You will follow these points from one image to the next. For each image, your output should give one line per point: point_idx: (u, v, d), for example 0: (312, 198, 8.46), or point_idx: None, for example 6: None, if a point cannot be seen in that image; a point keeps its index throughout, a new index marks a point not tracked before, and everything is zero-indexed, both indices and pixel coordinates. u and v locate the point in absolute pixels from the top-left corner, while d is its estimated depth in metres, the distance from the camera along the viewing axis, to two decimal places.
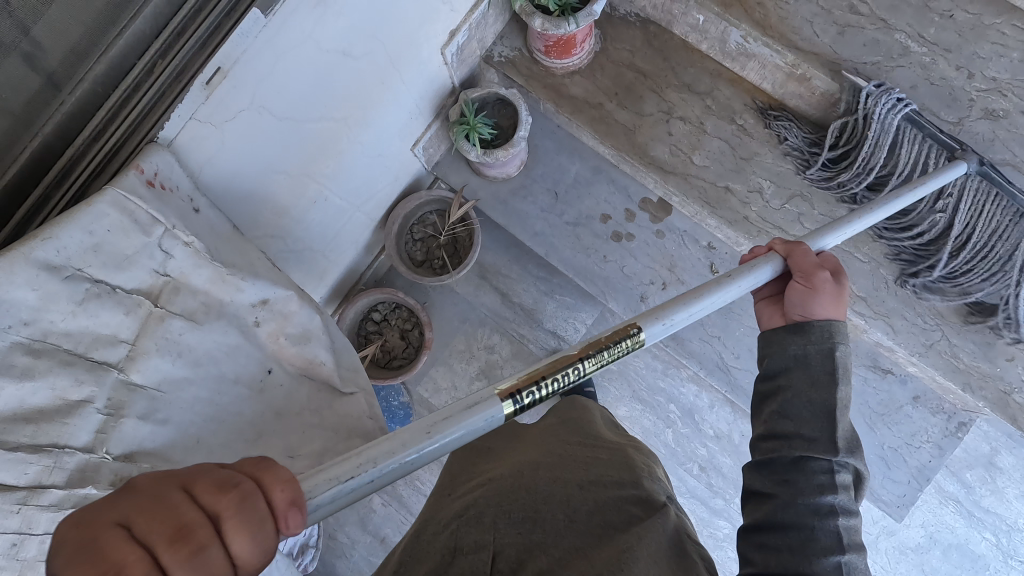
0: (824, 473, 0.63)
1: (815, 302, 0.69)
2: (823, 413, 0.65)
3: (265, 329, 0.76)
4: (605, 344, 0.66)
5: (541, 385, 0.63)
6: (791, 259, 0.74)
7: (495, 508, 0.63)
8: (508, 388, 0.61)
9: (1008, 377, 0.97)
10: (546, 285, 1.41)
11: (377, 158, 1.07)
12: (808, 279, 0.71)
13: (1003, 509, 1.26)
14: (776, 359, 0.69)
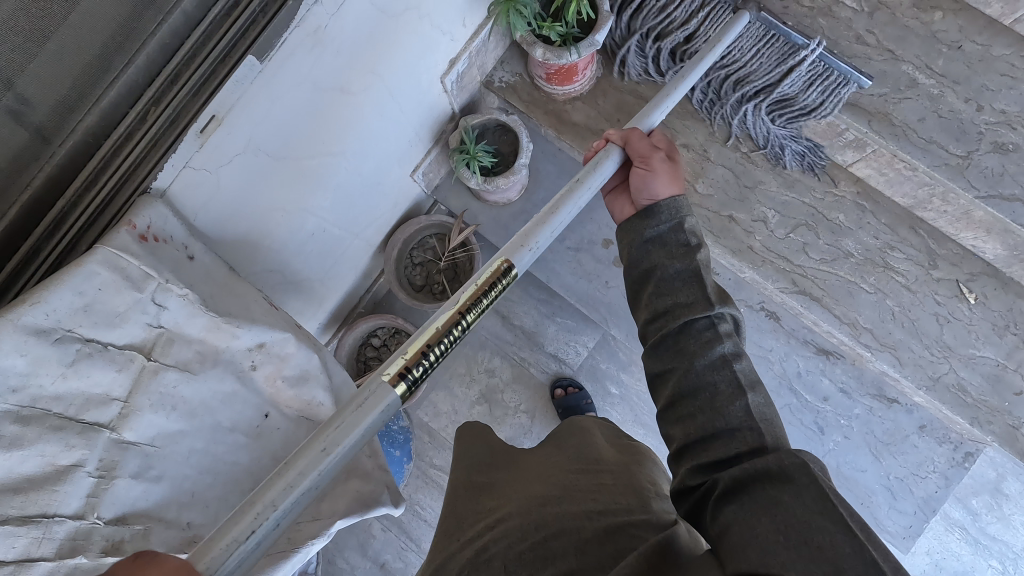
0: (708, 329, 0.63)
1: (655, 181, 0.71)
2: (698, 293, 0.65)
3: (263, 372, 0.75)
4: (481, 291, 0.58)
5: (429, 356, 0.55)
6: (629, 145, 0.73)
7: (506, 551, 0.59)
8: (396, 370, 0.54)
9: (1016, 412, 0.96)
10: (547, 307, 1.39)
11: (376, 186, 1.06)
12: (645, 162, 0.72)
13: (1010, 536, 1.25)
14: (635, 248, 0.71)
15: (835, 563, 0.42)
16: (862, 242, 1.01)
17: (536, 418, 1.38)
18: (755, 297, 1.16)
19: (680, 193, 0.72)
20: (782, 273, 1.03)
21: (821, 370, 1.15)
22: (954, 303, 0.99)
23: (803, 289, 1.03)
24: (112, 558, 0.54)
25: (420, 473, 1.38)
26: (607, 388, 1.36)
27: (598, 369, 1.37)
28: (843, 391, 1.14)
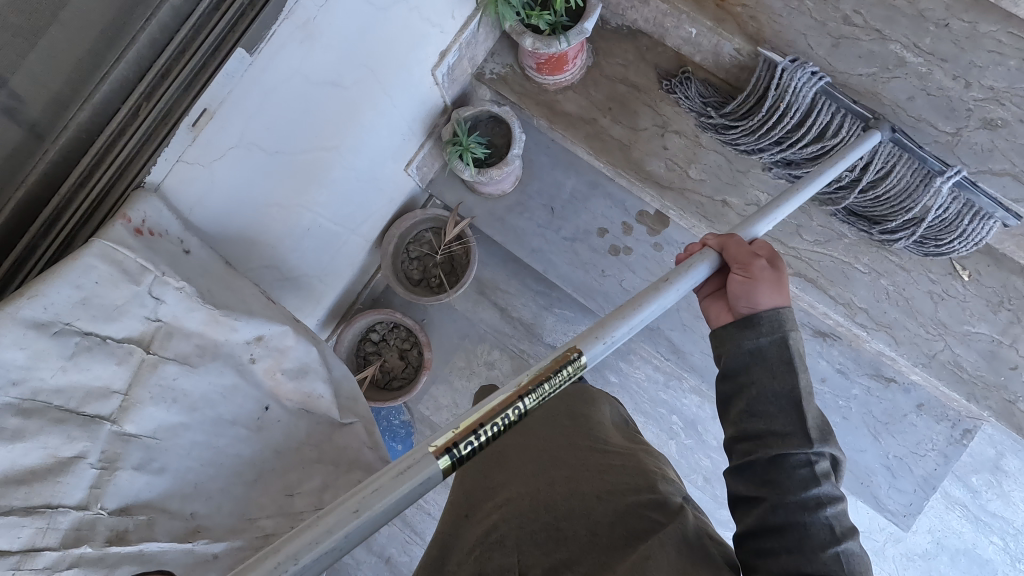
0: (805, 467, 0.59)
1: (757, 291, 0.66)
2: (788, 401, 0.62)
3: (262, 365, 0.75)
4: (544, 376, 0.56)
5: (479, 435, 0.52)
6: (725, 250, 0.69)
7: (516, 528, 0.60)
8: (442, 442, 0.51)
9: (1012, 387, 0.97)
10: (544, 299, 1.40)
11: (371, 182, 1.06)
12: (746, 270, 0.67)
13: (1011, 513, 1.26)
14: (733, 358, 0.66)
15: None
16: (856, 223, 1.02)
17: None
18: None
19: (785, 305, 0.66)
20: (776, 256, 1.04)
21: (818, 352, 1.16)
22: (948, 280, 1.00)
23: (798, 271, 1.03)
24: (116, 547, 0.54)
25: None
26: (607, 377, 1.37)
27: (597, 358, 1.37)
28: (840, 371, 1.15)
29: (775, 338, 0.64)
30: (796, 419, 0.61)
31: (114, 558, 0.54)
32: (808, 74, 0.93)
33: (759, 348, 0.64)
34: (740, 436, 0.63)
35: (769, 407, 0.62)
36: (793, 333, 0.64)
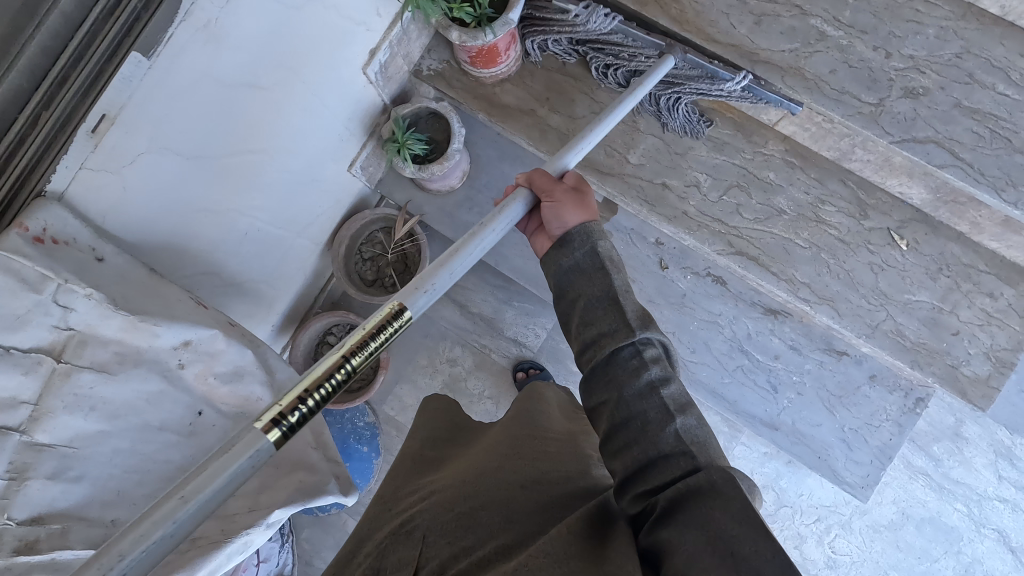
0: (633, 357, 0.65)
1: (562, 214, 0.73)
2: (611, 304, 0.69)
3: (193, 371, 0.75)
4: (370, 332, 0.54)
5: (311, 400, 0.50)
6: (532, 184, 0.74)
7: (432, 519, 0.59)
8: (269, 417, 0.48)
9: (955, 352, 0.97)
10: (503, 293, 1.40)
11: (312, 185, 1.06)
12: (551, 195, 0.73)
13: (973, 479, 1.27)
14: (559, 279, 0.74)
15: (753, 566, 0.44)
16: (794, 198, 1.03)
17: (501, 404, 1.39)
18: (701, 264, 1.18)
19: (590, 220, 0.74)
20: (718, 236, 1.04)
21: (770, 330, 1.16)
22: (887, 250, 1.00)
23: (739, 250, 1.03)
24: (25, 556, 0.54)
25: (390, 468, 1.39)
26: (569, 367, 1.37)
27: (559, 349, 1.38)
28: (792, 348, 1.15)
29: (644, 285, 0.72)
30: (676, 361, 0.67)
31: (22, 566, 0.54)
32: (603, 16, 0.97)
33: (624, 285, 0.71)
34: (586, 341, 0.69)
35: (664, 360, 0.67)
36: (598, 238, 0.73)
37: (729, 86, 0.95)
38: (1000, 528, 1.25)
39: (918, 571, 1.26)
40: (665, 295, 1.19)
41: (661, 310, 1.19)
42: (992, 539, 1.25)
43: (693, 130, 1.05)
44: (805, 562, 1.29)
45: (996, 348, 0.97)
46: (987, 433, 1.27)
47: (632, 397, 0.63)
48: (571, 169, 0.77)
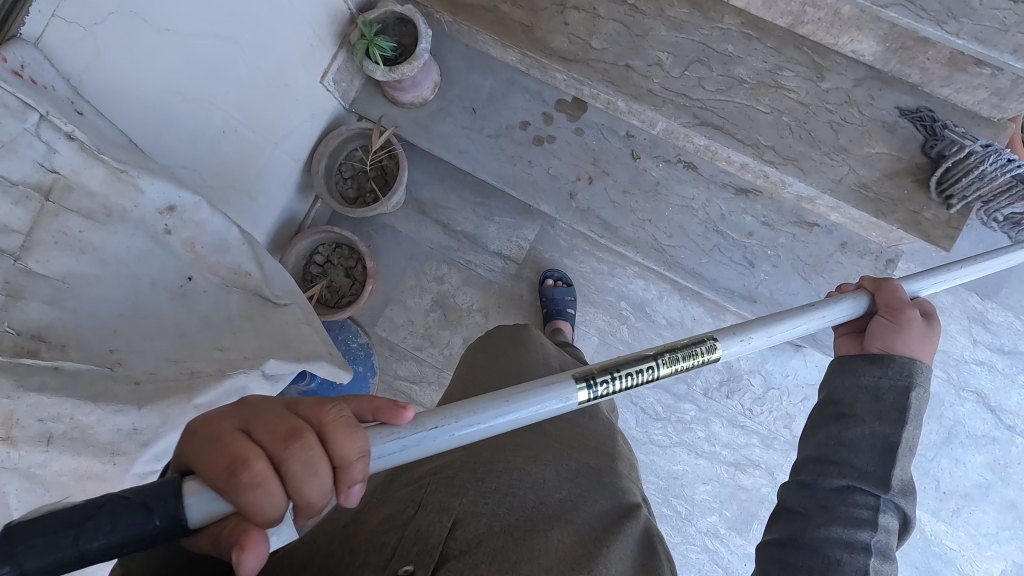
0: (865, 508, 0.63)
1: (900, 337, 0.71)
2: (881, 453, 0.66)
3: (179, 236, 0.78)
4: (685, 349, 0.70)
5: (613, 378, 0.65)
6: (878, 295, 0.77)
7: (472, 482, 0.65)
8: (581, 373, 0.64)
9: (916, 198, 1.02)
10: (484, 209, 1.43)
11: (284, 90, 1.08)
12: (894, 314, 0.73)
13: (949, 346, 1.32)
14: (842, 385, 0.72)
15: None
16: (753, 67, 1.06)
17: (491, 317, 1.42)
18: (671, 152, 1.22)
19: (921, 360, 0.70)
20: (683, 110, 1.08)
21: (743, 209, 1.19)
22: (845, 108, 1.04)
23: (704, 121, 1.07)
24: (27, 359, 0.58)
25: (387, 387, 1.42)
26: (553, 275, 1.41)
27: (543, 259, 1.41)
28: (765, 224, 1.19)
29: (897, 384, 0.68)
30: (879, 462, 0.66)
31: (23, 367, 0.57)
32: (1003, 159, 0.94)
33: (874, 386, 0.69)
34: (813, 470, 0.68)
35: (861, 445, 0.67)
36: (918, 385, 0.68)
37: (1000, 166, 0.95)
38: (978, 390, 1.30)
39: None
40: (639, 185, 1.22)
41: (637, 200, 1.22)
42: (971, 401, 1.30)
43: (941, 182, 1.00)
44: (794, 440, 1.33)
45: None
46: (960, 301, 1.32)
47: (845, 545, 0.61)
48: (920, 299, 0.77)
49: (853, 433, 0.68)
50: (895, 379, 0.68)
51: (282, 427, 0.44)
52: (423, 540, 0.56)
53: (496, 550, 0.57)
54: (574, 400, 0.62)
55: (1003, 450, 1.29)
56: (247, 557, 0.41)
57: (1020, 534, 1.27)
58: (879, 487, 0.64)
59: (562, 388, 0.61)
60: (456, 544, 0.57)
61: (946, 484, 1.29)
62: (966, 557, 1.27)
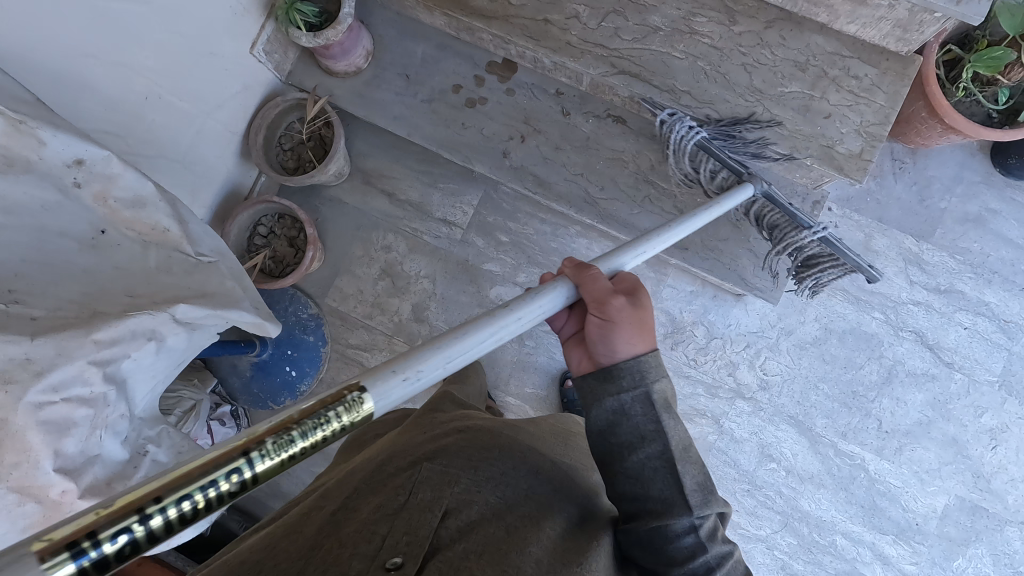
0: (687, 533, 0.66)
1: (618, 338, 0.72)
2: (669, 471, 0.69)
3: (90, 190, 0.80)
4: (322, 407, 0.45)
5: (221, 479, 0.40)
6: (583, 287, 0.74)
7: (466, 470, 0.65)
8: (145, 492, 0.37)
9: (828, 133, 1.04)
10: (428, 177, 1.45)
11: (209, 58, 1.10)
12: (602, 310, 0.73)
13: (886, 288, 1.34)
14: (603, 411, 0.72)
15: None
16: (667, 15, 1.07)
17: (438, 282, 1.43)
18: (601, 108, 1.24)
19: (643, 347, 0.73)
20: (601, 60, 1.10)
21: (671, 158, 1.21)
22: (758, 50, 1.06)
23: (622, 70, 1.09)
24: None
25: (339, 356, 1.44)
26: (498, 238, 1.43)
27: (487, 223, 1.43)
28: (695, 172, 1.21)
29: (638, 394, 0.71)
30: (673, 482, 0.68)
31: None
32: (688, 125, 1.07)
33: (630, 410, 0.71)
34: (628, 514, 0.70)
35: (645, 471, 0.70)
36: (655, 383, 0.72)
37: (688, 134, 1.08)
38: (916, 330, 1.33)
39: (844, 380, 1.33)
40: (571, 141, 1.24)
41: (569, 155, 1.25)
42: (910, 341, 1.33)
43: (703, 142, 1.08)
44: (738, 387, 1.35)
45: (866, 125, 1.03)
46: (894, 244, 1.35)
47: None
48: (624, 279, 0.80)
49: (632, 462, 0.70)
50: (632, 387, 0.72)
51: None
52: (413, 528, 0.55)
53: (488, 540, 0.57)
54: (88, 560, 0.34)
55: (942, 387, 1.31)
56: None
57: (961, 468, 1.29)
58: (686, 510, 0.67)
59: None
60: (447, 532, 0.56)
61: (888, 423, 1.31)
62: (909, 494, 1.30)
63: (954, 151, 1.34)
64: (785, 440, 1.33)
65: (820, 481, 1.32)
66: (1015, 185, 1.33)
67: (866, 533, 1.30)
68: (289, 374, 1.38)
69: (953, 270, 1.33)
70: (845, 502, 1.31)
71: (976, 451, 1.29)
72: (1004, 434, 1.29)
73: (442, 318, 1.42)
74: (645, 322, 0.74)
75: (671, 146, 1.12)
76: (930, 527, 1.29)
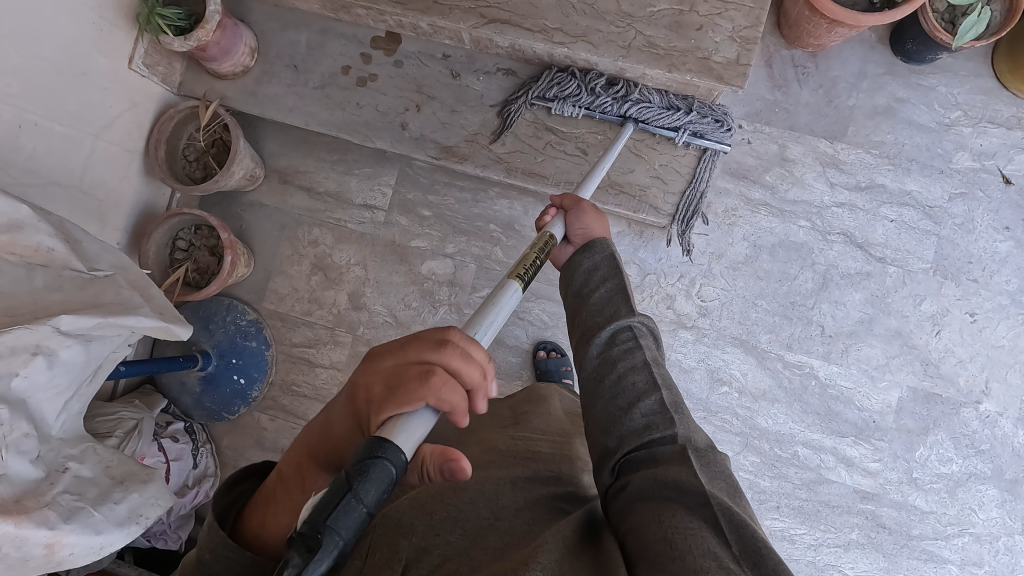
0: (630, 338, 0.83)
1: (585, 217, 0.94)
2: (621, 300, 0.88)
3: None
4: (539, 244, 0.89)
5: (529, 268, 0.84)
6: (564, 197, 0.98)
7: (421, 518, 0.67)
8: (513, 272, 0.81)
9: (704, 45, 1.04)
10: (342, 165, 1.45)
11: (82, 78, 1.10)
12: (577, 205, 0.96)
13: (808, 194, 1.34)
14: (575, 277, 0.93)
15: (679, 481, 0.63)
16: None
17: (370, 267, 1.43)
18: (490, 63, 1.24)
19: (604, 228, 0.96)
20: (470, 12, 1.09)
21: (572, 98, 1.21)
22: None
23: (492, 18, 1.09)
24: None
25: (285, 357, 1.44)
26: (420, 214, 1.43)
27: (408, 200, 1.43)
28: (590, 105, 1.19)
29: (605, 257, 0.92)
30: (621, 303, 0.87)
31: None
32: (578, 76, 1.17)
33: (594, 264, 0.92)
34: (579, 336, 0.88)
35: (606, 304, 0.88)
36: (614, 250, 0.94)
37: (585, 76, 1.17)
38: (845, 231, 1.33)
39: (782, 292, 1.33)
40: (465, 102, 1.24)
41: (465, 116, 1.25)
42: (839, 243, 1.33)
43: (589, 85, 1.17)
44: (679, 318, 1.35)
45: (738, 30, 1.04)
46: (810, 150, 1.34)
47: (620, 380, 0.80)
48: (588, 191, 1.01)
49: (594, 299, 0.89)
50: (603, 251, 0.92)
51: (434, 347, 0.60)
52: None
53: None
54: (520, 290, 0.79)
55: (878, 283, 1.31)
56: (463, 464, 0.57)
57: (909, 359, 1.30)
58: (631, 314, 0.85)
59: (512, 287, 0.78)
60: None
61: (830, 327, 1.32)
62: (862, 393, 1.30)
63: (854, 48, 1.34)
64: (733, 361, 1.33)
65: (774, 395, 1.32)
66: (919, 72, 1.32)
67: (826, 439, 1.30)
68: (238, 382, 1.39)
69: (872, 165, 1.33)
70: (802, 412, 1.31)
71: (920, 339, 1.30)
72: (946, 318, 1.30)
73: (380, 301, 1.43)
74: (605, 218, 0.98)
75: (576, 87, 1.17)
76: (888, 422, 1.29)
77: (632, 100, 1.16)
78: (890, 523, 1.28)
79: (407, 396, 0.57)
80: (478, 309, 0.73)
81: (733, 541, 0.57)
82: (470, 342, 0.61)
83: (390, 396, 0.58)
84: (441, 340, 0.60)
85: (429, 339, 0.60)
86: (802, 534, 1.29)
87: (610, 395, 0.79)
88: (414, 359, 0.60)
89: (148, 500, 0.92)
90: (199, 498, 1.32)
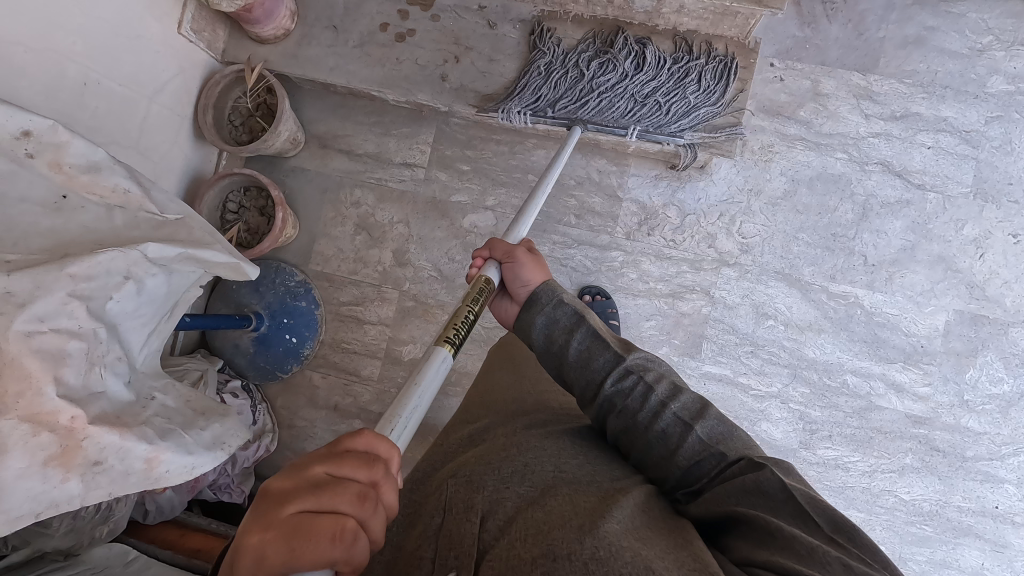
0: (637, 383, 0.78)
1: (522, 268, 0.91)
2: (596, 338, 0.83)
3: (43, 160, 0.84)
4: (472, 296, 0.87)
5: (462, 326, 0.82)
6: (496, 249, 0.95)
7: (494, 473, 0.70)
8: (442, 339, 0.78)
9: None
10: (380, 127, 1.48)
11: (137, 41, 1.14)
12: (511, 255, 0.93)
13: (843, 126, 1.35)
14: (537, 336, 0.88)
15: (759, 484, 0.62)
16: None
17: (412, 224, 1.47)
18: (524, 12, 1.27)
19: (545, 275, 0.92)
20: None
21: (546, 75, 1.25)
22: None
23: None
24: None
25: (335, 316, 1.47)
26: (459, 169, 1.46)
27: (446, 157, 1.46)
28: (562, 77, 1.24)
29: (553, 301, 0.88)
30: (597, 342, 0.83)
31: None
32: (550, 46, 1.23)
33: (547, 314, 0.87)
34: (581, 399, 0.83)
35: (582, 351, 0.83)
36: (561, 292, 0.89)
37: (553, 50, 1.24)
38: (883, 160, 1.34)
39: (823, 225, 1.34)
40: (502, 50, 1.28)
41: (503, 64, 1.28)
42: (877, 172, 1.34)
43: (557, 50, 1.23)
44: (721, 256, 1.37)
45: None
46: (843, 83, 1.36)
47: (653, 426, 0.74)
48: (523, 239, 0.99)
49: (571, 350, 0.84)
50: (551, 301, 0.88)
51: (351, 492, 0.51)
52: (458, 543, 0.60)
53: (526, 529, 0.60)
54: (450, 355, 0.77)
55: (918, 209, 1.32)
56: None
57: (954, 283, 1.31)
58: (613, 351, 0.81)
59: (439, 355, 0.75)
60: (488, 535, 0.61)
61: (873, 256, 1.33)
62: (908, 319, 1.31)
63: None
64: (778, 295, 1.35)
65: (820, 326, 1.33)
66: None
67: (874, 366, 1.31)
68: (290, 341, 1.42)
69: (906, 94, 1.34)
70: (849, 341, 1.32)
71: (964, 264, 1.31)
72: (989, 240, 1.31)
73: (424, 257, 1.45)
74: (545, 262, 0.95)
75: (546, 58, 1.24)
76: (936, 346, 1.30)
77: (599, 66, 1.22)
78: (944, 446, 1.28)
79: (309, 552, 0.48)
80: (401, 391, 0.69)
81: (822, 521, 0.57)
82: (384, 480, 0.53)
83: (286, 556, 0.48)
84: (359, 485, 0.52)
85: (351, 481, 0.52)
86: (856, 462, 1.30)
87: (650, 444, 0.74)
88: (325, 504, 0.50)
89: (229, 431, 0.95)
90: (260, 452, 1.35)
